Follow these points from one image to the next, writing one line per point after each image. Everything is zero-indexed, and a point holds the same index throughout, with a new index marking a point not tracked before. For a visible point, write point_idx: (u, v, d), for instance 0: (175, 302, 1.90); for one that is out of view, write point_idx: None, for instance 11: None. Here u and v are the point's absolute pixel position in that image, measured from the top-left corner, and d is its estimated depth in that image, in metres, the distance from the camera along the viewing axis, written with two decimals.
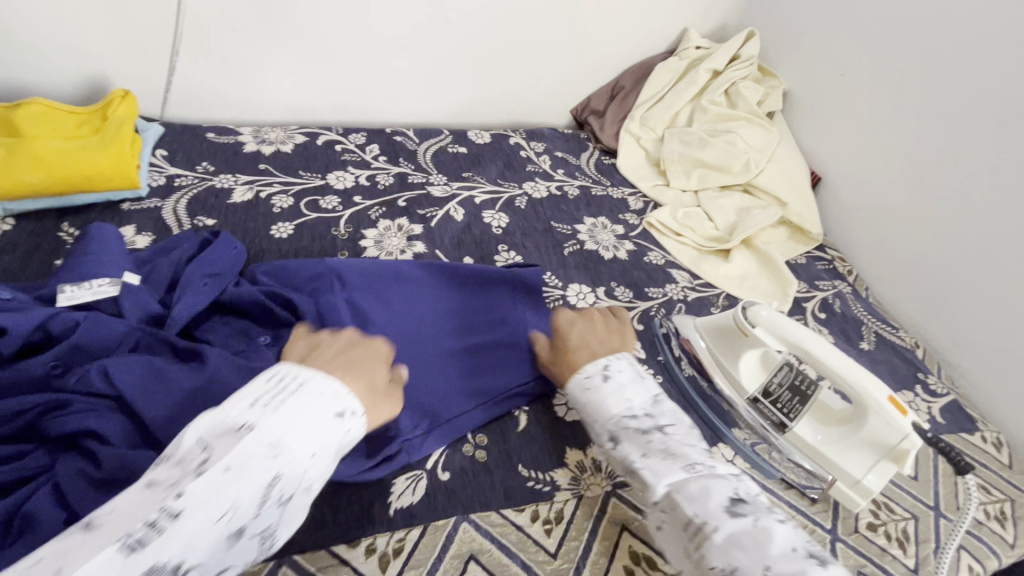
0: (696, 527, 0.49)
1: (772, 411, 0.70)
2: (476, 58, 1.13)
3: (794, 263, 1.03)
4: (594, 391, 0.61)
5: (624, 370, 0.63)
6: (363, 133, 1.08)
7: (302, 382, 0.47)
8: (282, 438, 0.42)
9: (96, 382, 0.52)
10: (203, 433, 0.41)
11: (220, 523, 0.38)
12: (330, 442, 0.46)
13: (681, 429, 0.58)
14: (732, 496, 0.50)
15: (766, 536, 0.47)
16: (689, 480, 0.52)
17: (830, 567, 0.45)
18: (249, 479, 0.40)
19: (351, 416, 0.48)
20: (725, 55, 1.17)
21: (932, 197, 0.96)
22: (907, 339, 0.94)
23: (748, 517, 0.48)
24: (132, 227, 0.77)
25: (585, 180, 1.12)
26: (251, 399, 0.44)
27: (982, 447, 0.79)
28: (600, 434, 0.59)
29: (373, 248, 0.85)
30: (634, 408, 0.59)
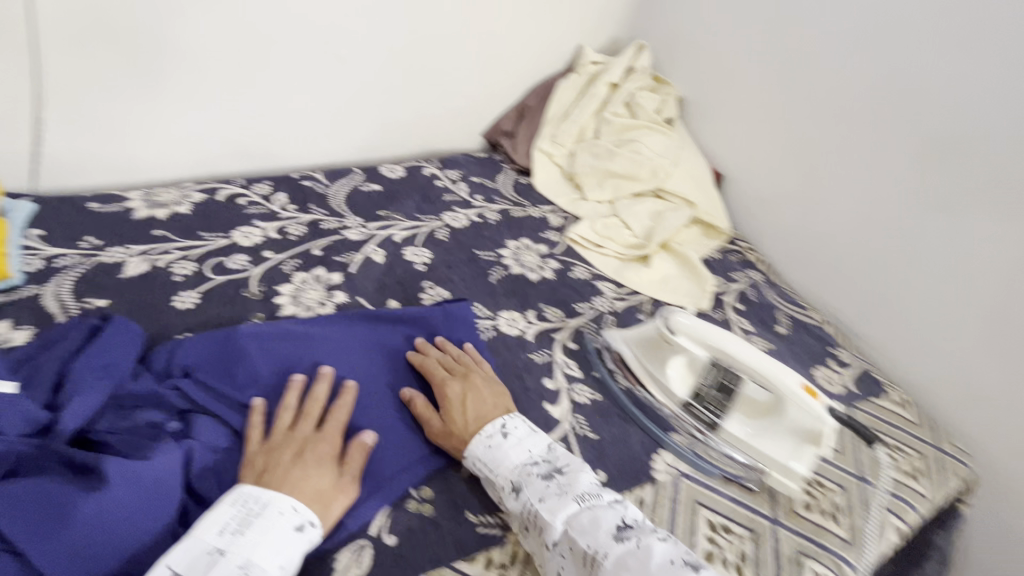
0: (592, 559, 0.53)
1: (703, 413, 0.74)
2: (377, 92, 1.12)
3: (709, 259, 1.09)
4: (495, 448, 0.63)
5: (520, 425, 0.66)
6: (268, 181, 1.03)
7: (266, 503, 0.53)
8: (250, 558, 0.49)
9: None
10: (173, 561, 0.48)
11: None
12: (295, 557, 0.51)
13: (576, 467, 0.62)
14: (620, 523, 0.55)
15: (648, 554, 0.52)
16: (581, 512, 0.56)
17: (701, 572, 0.50)
18: None
19: (310, 526, 0.53)
20: (620, 68, 1.22)
21: (817, 183, 1.05)
22: (815, 317, 1.01)
23: (632, 540, 0.53)
24: (7, 323, 0.69)
25: (504, 202, 1.13)
26: (218, 529, 0.50)
27: (892, 409, 0.87)
28: (502, 485, 0.61)
29: (290, 304, 0.81)
30: (533, 455, 0.63)
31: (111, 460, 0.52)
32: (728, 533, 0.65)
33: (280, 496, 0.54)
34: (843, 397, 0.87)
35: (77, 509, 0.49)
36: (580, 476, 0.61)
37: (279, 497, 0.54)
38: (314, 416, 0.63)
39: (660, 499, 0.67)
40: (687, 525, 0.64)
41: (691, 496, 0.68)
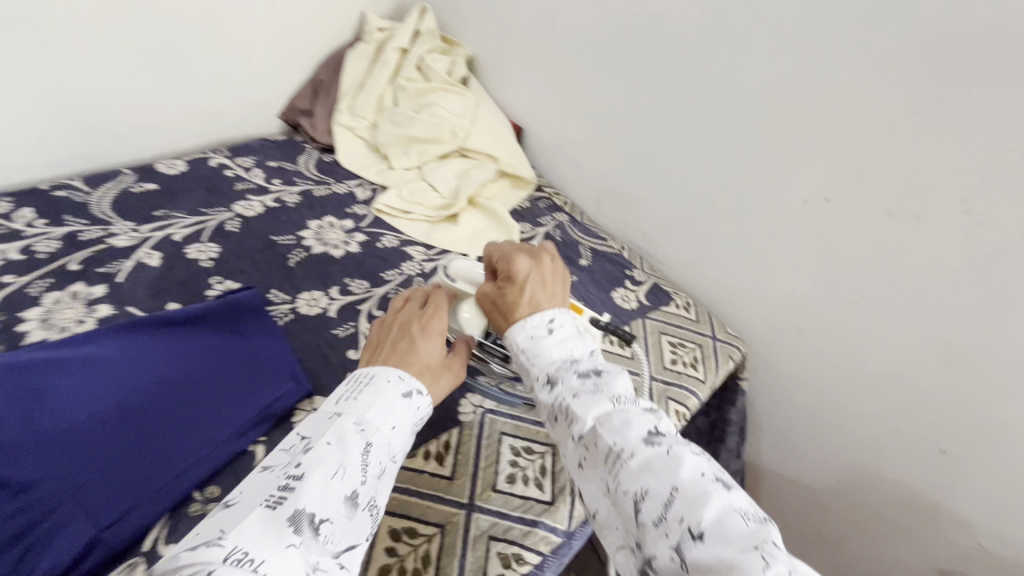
0: (615, 456, 0.49)
1: (495, 349, 0.74)
2: (131, 84, 1.00)
3: (519, 209, 1.14)
4: (537, 342, 0.59)
5: (567, 325, 0.61)
6: (7, 197, 0.90)
7: (374, 374, 0.57)
8: (363, 418, 0.52)
9: None
10: (305, 430, 0.51)
11: (336, 479, 0.47)
12: (406, 419, 0.55)
13: (614, 373, 0.56)
14: (652, 429, 0.50)
15: (678, 463, 0.46)
16: (613, 413, 0.51)
17: (733, 492, 0.45)
18: (350, 448, 0.49)
19: (418, 395, 0.57)
20: (407, 32, 1.21)
21: (593, 122, 1.11)
22: (614, 246, 1.11)
23: (663, 446, 0.48)
24: None
25: (306, 183, 1.09)
26: (335, 400, 0.54)
27: (679, 313, 0.99)
28: (539, 378, 0.57)
29: (39, 328, 0.72)
30: (573, 356, 0.58)
31: None
32: (529, 454, 0.71)
33: (386, 366, 0.58)
34: (637, 311, 0.97)
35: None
36: (618, 381, 0.55)
37: (384, 368, 0.57)
38: (415, 300, 0.69)
39: (466, 438, 0.71)
40: (491, 455, 0.70)
41: (495, 431, 0.73)
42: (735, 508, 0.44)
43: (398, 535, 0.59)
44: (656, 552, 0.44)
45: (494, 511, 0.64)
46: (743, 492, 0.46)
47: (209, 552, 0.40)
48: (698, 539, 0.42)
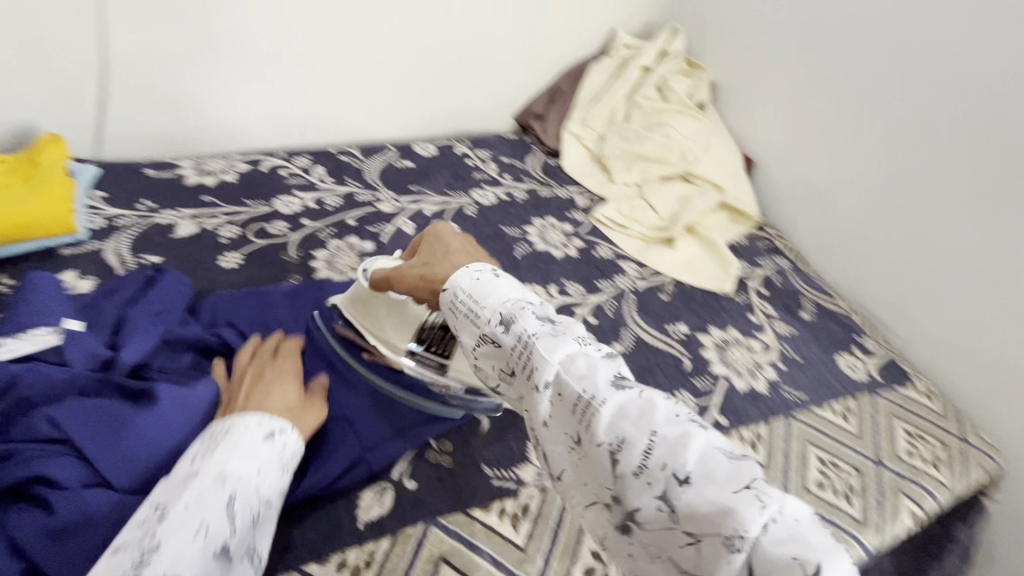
0: (584, 406, 0.41)
1: (430, 357, 0.67)
2: (412, 74, 1.15)
3: (736, 245, 1.09)
4: (483, 281, 0.50)
5: (508, 275, 0.52)
6: (307, 155, 1.08)
7: (231, 424, 0.51)
8: (226, 469, 0.46)
9: (45, 429, 0.53)
10: (158, 497, 0.46)
11: (199, 540, 0.42)
12: (275, 459, 0.50)
13: (571, 319, 0.49)
14: (618, 373, 0.43)
15: (651, 406, 0.40)
16: (578, 356, 0.43)
17: (709, 430, 0.39)
18: (212, 504, 0.44)
19: (281, 433, 0.52)
20: (654, 52, 1.23)
21: (853, 169, 1.04)
22: (843, 306, 1.00)
23: (634, 389, 0.42)
24: (73, 272, 0.76)
25: (531, 182, 1.15)
26: (189, 459, 0.48)
27: (916, 398, 0.86)
28: (487, 319, 0.47)
29: (326, 268, 0.86)
30: (524, 298, 0.49)
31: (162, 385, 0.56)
32: None
33: (251, 411, 0.53)
34: (867, 384, 0.86)
35: (132, 421, 0.54)
36: (577, 324, 0.48)
37: (243, 415, 0.52)
38: (268, 351, 0.65)
39: None
40: None
41: None
42: (715, 446, 0.38)
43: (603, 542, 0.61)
44: (638, 505, 0.38)
45: None
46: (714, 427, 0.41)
47: None
48: (685, 485, 0.36)
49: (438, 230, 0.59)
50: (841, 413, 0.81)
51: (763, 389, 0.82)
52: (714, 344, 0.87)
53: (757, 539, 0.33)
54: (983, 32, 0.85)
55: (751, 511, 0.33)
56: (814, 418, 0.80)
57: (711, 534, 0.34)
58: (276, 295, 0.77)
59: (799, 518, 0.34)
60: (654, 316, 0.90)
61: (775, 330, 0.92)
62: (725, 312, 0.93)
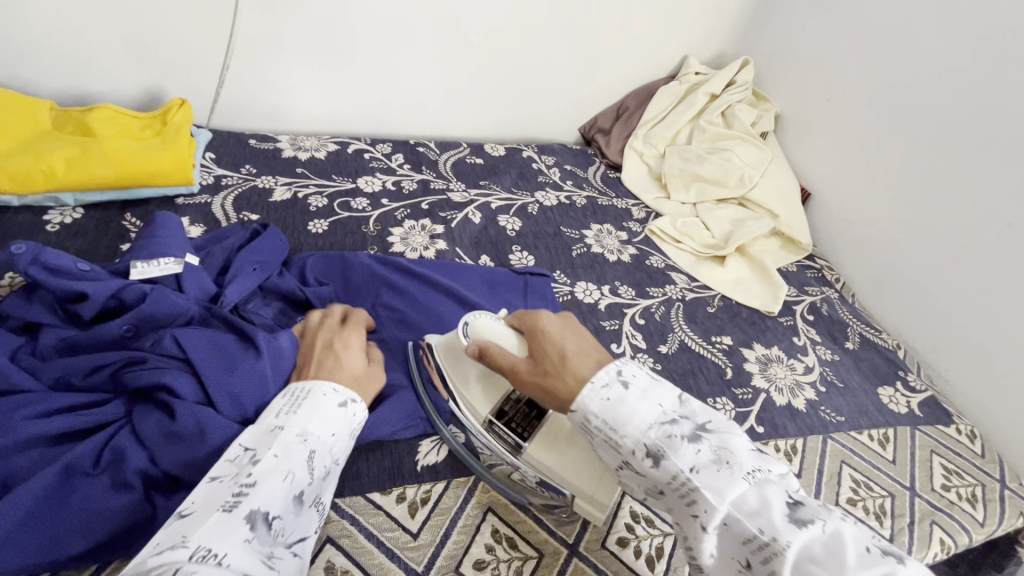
0: (764, 545, 0.45)
1: (508, 434, 0.63)
2: (493, 79, 1.23)
3: (785, 271, 1.12)
4: (617, 402, 0.53)
5: (639, 374, 0.57)
6: (389, 143, 1.17)
7: (310, 388, 0.57)
8: (307, 428, 0.54)
9: (169, 344, 0.59)
10: (245, 442, 0.52)
11: (286, 484, 0.49)
12: (345, 426, 0.57)
13: (720, 428, 0.53)
14: (790, 501, 0.47)
15: (839, 542, 0.44)
16: (750, 492, 0.48)
17: (903, 560, 0.44)
18: (294, 456, 0.51)
19: (353, 403, 0.59)
20: (722, 81, 1.28)
21: (911, 210, 1.05)
22: (889, 341, 1.01)
23: (816, 523, 0.46)
24: (186, 219, 0.86)
25: (591, 191, 1.21)
26: (273, 413, 0.55)
27: (957, 437, 0.86)
28: (633, 451, 0.52)
29: (400, 244, 0.94)
30: (667, 413, 0.53)
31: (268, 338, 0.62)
32: None
33: (321, 379, 0.59)
34: (906, 417, 0.87)
35: (246, 364, 0.59)
36: (735, 443, 0.51)
37: (319, 383, 0.58)
38: (337, 317, 0.70)
39: None
40: None
41: None
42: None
43: (637, 518, 0.65)
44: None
45: None
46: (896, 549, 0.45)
47: (173, 552, 0.40)
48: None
49: (542, 328, 0.63)
50: (879, 440, 0.83)
51: (802, 407, 0.84)
52: (757, 359, 0.90)
53: None
54: None
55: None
56: (851, 440, 0.82)
57: None
58: (357, 259, 0.84)
59: None
60: (700, 326, 0.94)
61: (818, 354, 0.94)
62: (770, 332, 0.96)
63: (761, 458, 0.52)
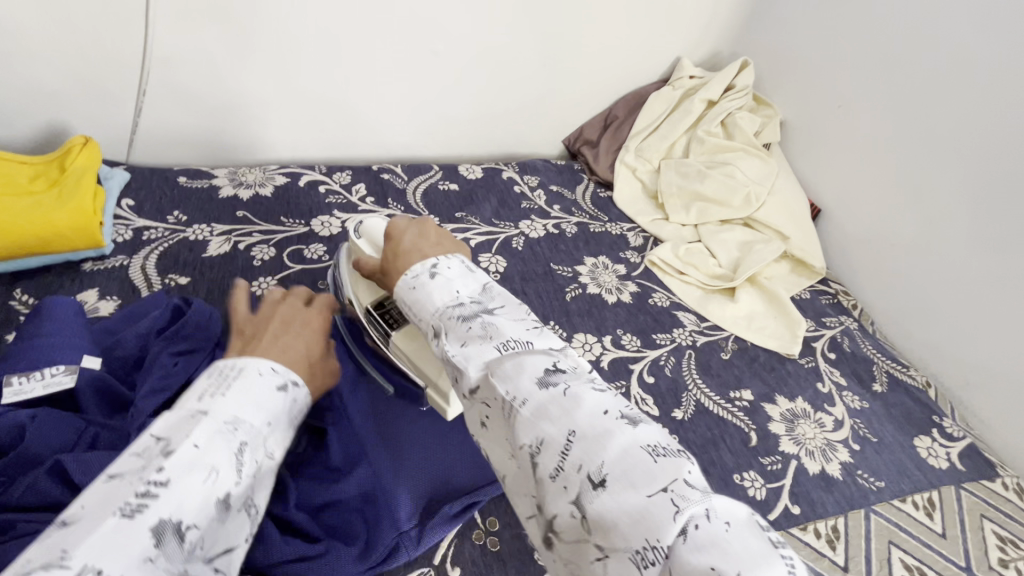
0: (508, 409, 0.39)
1: (379, 323, 0.64)
2: (464, 91, 1.08)
3: (799, 299, 1.01)
4: (419, 289, 0.50)
5: (454, 266, 0.52)
6: (348, 170, 1.01)
7: (242, 367, 0.45)
8: (238, 414, 0.41)
9: (49, 486, 0.44)
10: (159, 427, 0.39)
11: (206, 487, 0.36)
12: (284, 412, 0.45)
13: (510, 310, 0.48)
14: (550, 368, 0.41)
15: (576, 404, 0.38)
16: (503, 359, 0.42)
17: (639, 428, 0.37)
18: (222, 448, 0.38)
19: (295, 387, 0.47)
20: (720, 85, 1.15)
21: (936, 231, 0.95)
22: (917, 378, 0.92)
23: (560, 386, 0.39)
24: (95, 291, 0.70)
25: (581, 215, 1.07)
26: (194, 395, 0.41)
27: (1004, 495, 0.78)
28: (426, 332, 0.48)
29: None
30: (461, 295, 0.49)
31: None
32: None
33: (257, 356, 0.47)
34: (949, 474, 0.78)
35: None
36: (508, 323, 0.45)
37: (251, 360, 0.46)
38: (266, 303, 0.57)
39: None
40: None
41: None
42: (638, 443, 0.35)
43: None
44: (555, 511, 0.36)
45: None
46: (653, 428, 0.37)
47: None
48: (597, 488, 0.34)
49: (389, 230, 0.60)
50: (925, 508, 0.73)
51: (838, 474, 0.74)
52: (782, 416, 0.80)
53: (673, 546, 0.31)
54: None
55: (665, 511, 0.32)
56: (895, 512, 0.72)
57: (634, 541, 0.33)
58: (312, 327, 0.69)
59: (729, 527, 0.31)
60: (717, 380, 0.82)
61: (847, 403, 0.84)
62: (792, 379, 0.85)
63: (543, 334, 0.46)
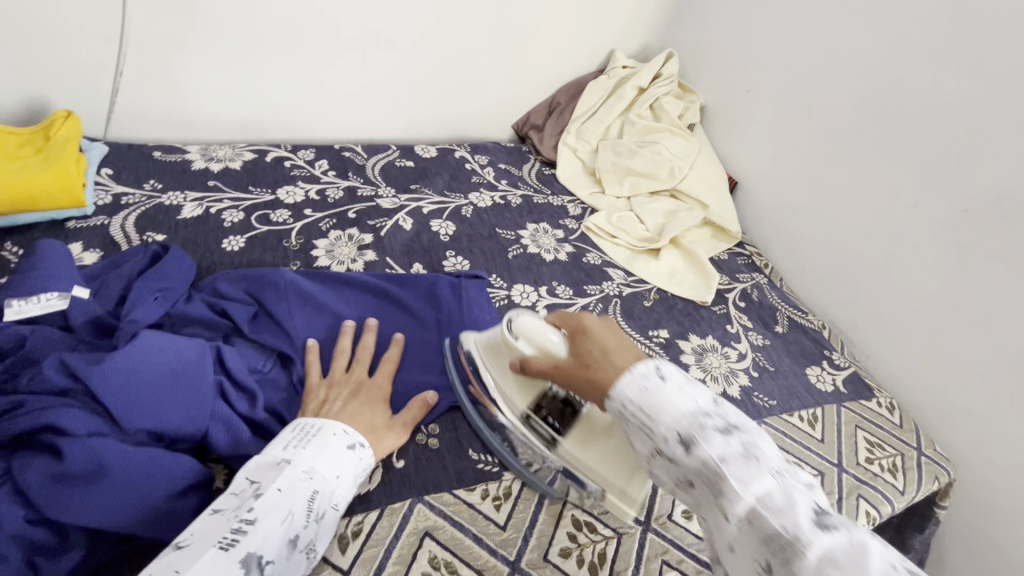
0: (779, 541, 0.39)
1: (543, 427, 0.67)
2: (418, 78, 1.19)
3: (717, 259, 1.14)
4: (654, 393, 0.49)
5: (676, 373, 0.51)
6: (312, 149, 1.11)
7: (320, 427, 0.58)
8: (312, 467, 0.53)
9: (55, 377, 0.53)
10: (250, 472, 0.52)
11: (284, 526, 0.48)
12: (350, 469, 0.57)
13: (757, 431, 0.46)
14: (818, 508, 0.40)
15: (865, 551, 0.37)
16: (775, 490, 0.41)
17: None
18: (297, 495, 0.50)
19: (361, 447, 0.59)
20: (649, 74, 1.29)
21: (827, 195, 1.10)
22: (814, 322, 1.06)
23: (840, 531, 0.39)
24: (79, 245, 0.78)
25: (527, 189, 1.19)
26: (280, 445, 0.55)
27: (878, 411, 0.92)
28: (664, 437, 0.47)
29: (326, 257, 0.89)
30: (702, 407, 0.47)
31: (160, 338, 0.58)
32: None
33: (331, 420, 0.60)
34: (833, 395, 0.92)
35: (141, 368, 0.55)
36: (766, 444, 0.45)
37: (329, 423, 0.59)
38: (363, 362, 0.71)
39: None
40: None
41: None
42: None
43: (579, 526, 0.64)
44: None
45: (664, 538, 0.66)
46: None
47: None
48: None
49: (587, 329, 0.60)
50: (808, 420, 0.87)
51: (736, 394, 0.87)
52: (693, 349, 0.92)
53: None
54: (942, 67, 0.91)
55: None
56: (783, 424, 0.85)
57: None
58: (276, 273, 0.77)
59: None
60: (638, 322, 0.95)
61: (750, 340, 0.97)
62: (704, 322, 0.99)
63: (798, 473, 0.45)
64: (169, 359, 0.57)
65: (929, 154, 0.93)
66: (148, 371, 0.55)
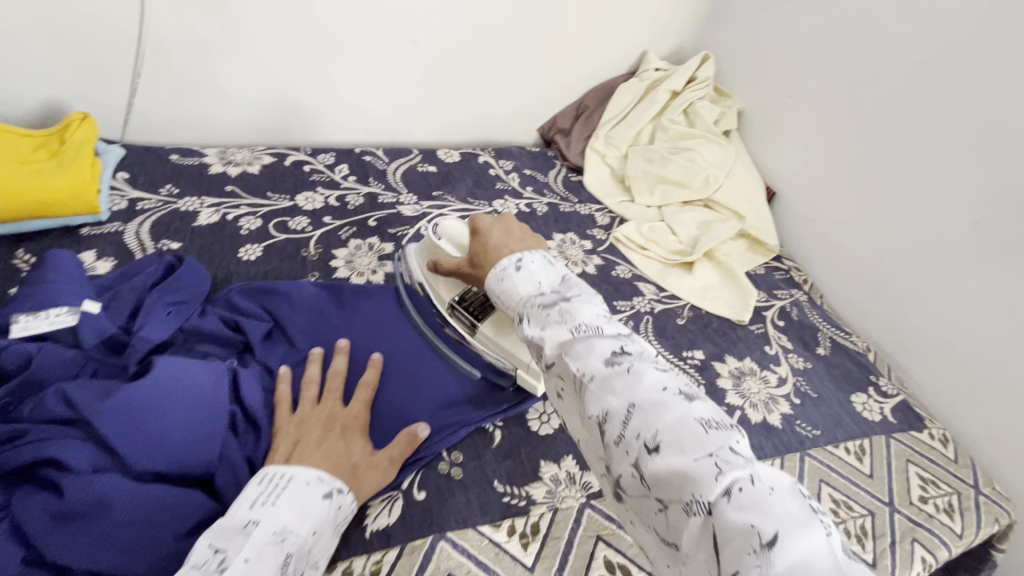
0: (580, 383, 0.45)
1: (465, 316, 0.70)
2: (442, 79, 1.15)
3: (753, 274, 1.08)
4: (507, 280, 0.56)
5: (537, 261, 0.57)
6: (332, 152, 1.08)
7: (292, 476, 0.52)
8: (285, 524, 0.48)
9: (58, 407, 0.50)
10: (214, 539, 0.46)
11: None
12: (329, 519, 0.51)
13: (586, 299, 0.51)
14: (617, 350, 0.46)
15: (639, 379, 0.43)
16: (576, 341, 0.47)
17: (696, 401, 0.42)
18: (268, 561, 0.45)
19: (339, 493, 0.53)
20: (683, 77, 1.23)
21: (874, 209, 1.03)
22: (858, 344, 1.00)
23: (624, 364, 0.45)
24: (93, 253, 0.76)
25: (553, 196, 1.14)
26: (246, 504, 0.49)
27: (930, 444, 0.85)
28: (513, 318, 0.54)
29: (346, 268, 0.85)
30: (541, 287, 0.54)
31: (167, 364, 0.54)
32: None
33: (303, 467, 0.54)
34: (881, 425, 0.86)
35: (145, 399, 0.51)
36: (584, 308, 0.50)
37: (300, 470, 0.53)
38: (336, 391, 0.64)
39: None
40: None
41: None
42: (692, 415, 0.40)
43: (613, 570, 0.59)
44: (622, 470, 0.42)
45: None
46: (708, 402, 0.42)
47: None
48: (654, 453, 0.39)
49: (477, 229, 0.65)
50: (855, 453, 0.80)
51: (777, 423, 0.81)
52: (729, 372, 0.87)
53: (734, 480, 0.36)
54: (1009, 74, 0.83)
55: (713, 476, 0.37)
56: (828, 456, 0.79)
57: (677, 494, 0.38)
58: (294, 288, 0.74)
59: (773, 489, 0.36)
60: (671, 341, 0.89)
61: (791, 363, 0.91)
62: (741, 342, 0.93)
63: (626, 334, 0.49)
64: (176, 387, 0.53)
65: (991, 168, 0.86)
66: (154, 402, 0.51)
